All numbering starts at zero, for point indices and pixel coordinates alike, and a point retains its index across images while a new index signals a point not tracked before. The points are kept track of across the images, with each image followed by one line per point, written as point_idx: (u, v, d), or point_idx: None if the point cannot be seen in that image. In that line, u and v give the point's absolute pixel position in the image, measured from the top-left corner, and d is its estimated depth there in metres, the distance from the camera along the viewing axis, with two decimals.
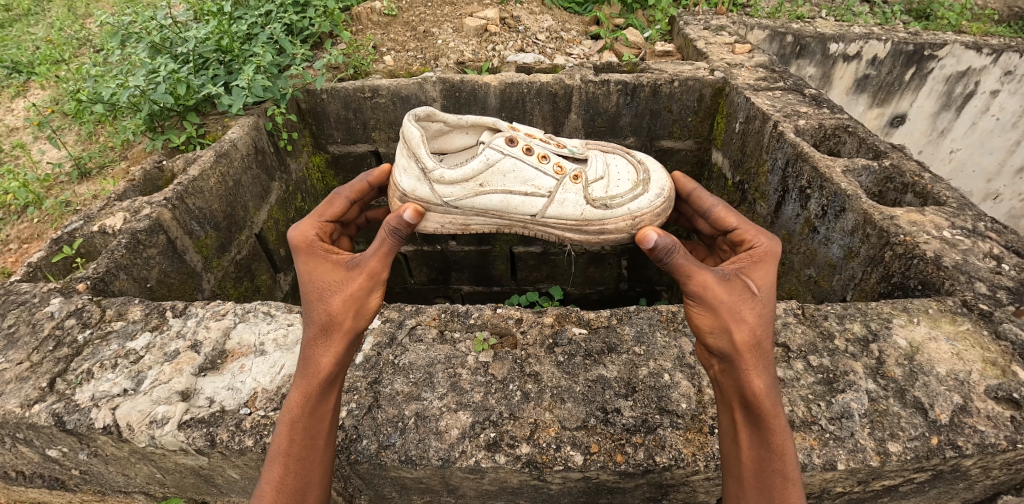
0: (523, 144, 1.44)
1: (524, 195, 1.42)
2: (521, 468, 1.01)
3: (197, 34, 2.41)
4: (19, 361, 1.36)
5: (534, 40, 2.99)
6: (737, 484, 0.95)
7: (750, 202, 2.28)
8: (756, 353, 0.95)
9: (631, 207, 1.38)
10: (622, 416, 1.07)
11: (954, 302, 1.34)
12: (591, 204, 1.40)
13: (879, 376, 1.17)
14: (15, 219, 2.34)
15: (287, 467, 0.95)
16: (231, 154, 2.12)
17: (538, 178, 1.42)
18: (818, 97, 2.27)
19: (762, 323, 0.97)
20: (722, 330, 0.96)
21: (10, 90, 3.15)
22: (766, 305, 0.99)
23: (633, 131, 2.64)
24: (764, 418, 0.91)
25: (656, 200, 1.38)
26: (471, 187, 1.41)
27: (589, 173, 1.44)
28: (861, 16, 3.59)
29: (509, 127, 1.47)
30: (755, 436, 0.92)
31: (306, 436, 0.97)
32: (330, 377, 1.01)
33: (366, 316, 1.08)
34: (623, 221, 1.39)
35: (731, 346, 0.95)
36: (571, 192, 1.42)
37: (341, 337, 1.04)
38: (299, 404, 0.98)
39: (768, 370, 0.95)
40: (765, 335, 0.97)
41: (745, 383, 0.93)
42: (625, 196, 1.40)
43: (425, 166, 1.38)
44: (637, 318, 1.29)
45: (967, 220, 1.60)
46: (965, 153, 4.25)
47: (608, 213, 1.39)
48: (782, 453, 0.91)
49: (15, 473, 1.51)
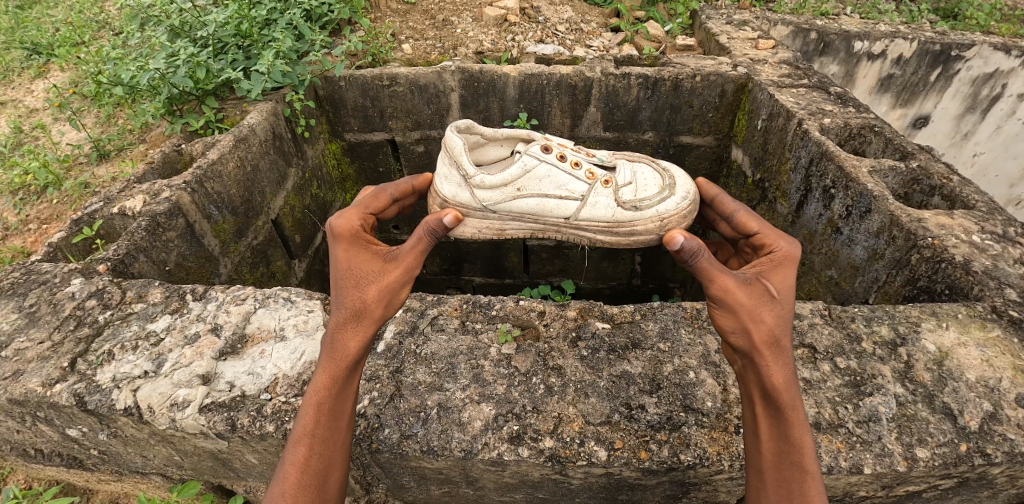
0: (557, 155, 1.44)
1: (559, 199, 1.41)
2: (543, 462, 1.00)
3: (217, 18, 2.40)
4: (41, 340, 1.36)
5: (554, 31, 2.95)
6: (757, 478, 0.92)
7: (771, 201, 2.25)
8: (774, 351, 0.93)
9: (660, 209, 1.37)
10: (646, 413, 1.06)
11: (983, 308, 1.32)
12: (622, 206, 1.39)
13: (907, 380, 1.15)
14: (34, 199, 2.35)
15: (312, 446, 0.93)
16: (250, 139, 2.11)
17: (571, 183, 1.42)
18: (844, 96, 2.22)
19: (783, 322, 0.96)
20: (744, 329, 0.95)
21: (31, 72, 3.17)
22: (786, 306, 0.97)
23: (652, 126, 2.61)
24: (783, 412, 0.90)
25: (683, 202, 1.37)
26: (510, 194, 1.40)
27: (618, 178, 1.44)
28: (886, 14, 3.52)
29: (543, 139, 1.48)
30: (779, 429, 0.91)
31: (331, 415, 0.96)
32: (353, 362, 1.01)
33: (394, 307, 1.09)
34: (653, 222, 1.37)
35: (754, 343, 0.94)
36: (602, 196, 1.41)
37: (368, 323, 1.04)
38: (322, 385, 0.97)
39: (787, 366, 0.93)
40: (783, 335, 0.95)
41: (767, 377, 0.92)
42: (654, 198, 1.39)
43: (467, 173, 1.39)
44: (661, 314, 1.28)
45: (998, 224, 1.56)
46: (988, 157, 4.18)
47: (638, 214, 1.38)
48: (803, 447, 0.89)
49: (34, 450, 1.53)
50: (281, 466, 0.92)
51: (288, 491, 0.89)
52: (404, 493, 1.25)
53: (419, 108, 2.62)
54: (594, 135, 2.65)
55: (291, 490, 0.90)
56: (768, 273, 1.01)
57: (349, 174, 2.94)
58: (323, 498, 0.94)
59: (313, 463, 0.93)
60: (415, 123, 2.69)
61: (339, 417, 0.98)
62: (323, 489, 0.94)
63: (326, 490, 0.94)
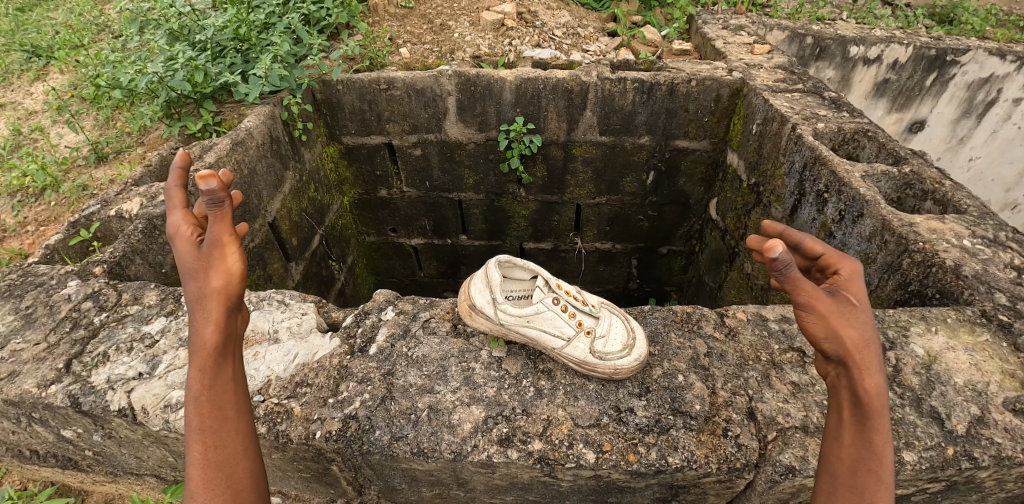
0: (563, 292, 1.25)
1: (548, 336, 1.16)
2: (532, 464, 1.01)
3: (215, 21, 2.40)
4: (36, 342, 1.36)
5: (551, 36, 2.96)
6: (827, 483, 0.89)
7: (765, 205, 2.26)
8: (867, 356, 0.90)
9: (617, 361, 1.11)
10: (634, 415, 1.07)
11: (972, 312, 1.33)
12: (593, 352, 1.13)
13: (895, 384, 1.15)
14: (32, 201, 2.36)
15: (209, 443, 0.89)
16: (247, 142, 2.12)
17: (562, 324, 1.18)
18: (838, 101, 2.24)
19: (873, 331, 0.92)
20: (838, 336, 0.91)
21: (30, 75, 3.19)
22: (873, 319, 0.93)
23: (648, 130, 2.63)
24: (871, 416, 0.88)
25: (634, 357, 1.12)
26: (514, 316, 1.17)
27: (598, 329, 1.18)
28: (882, 19, 3.54)
29: (555, 279, 1.30)
30: (860, 433, 0.88)
31: (219, 409, 0.92)
32: (213, 350, 0.93)
33: (240, 282, 0.97)
34: (611, 370, 1.11)
35: (848, 348, 0.90)
36: (581, 341, 1.15)
37: (216, 310, 0.94)
38: (196, 383, 0.92)
39: (880, 372, 0.91)
40: (872, 344, 0.91)
41: (860, 381, 0.90)
42: (617, 349, 1.13)
43: (472, 302, 1.21)
44: (651, 318, 1.31)
45: (989, 229, 1.57)
46: (984, 161, 4.18)
47: (600, 363, 1.11)
48: (881, 454, 0.86)
49: (30, 451, 1.53)
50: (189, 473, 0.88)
51: (197, 493, 0.86)
52: (396, 495, 1.26)
53: (416, 112, 2.63)
54: (590, 139, 2.67)
55: (200, 491, 0.86)
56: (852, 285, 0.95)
57: (347, 177, 2.97)
58: (243, 483, 0.91)
59: (219, 458, 0.89)
60: (413, 127, 2.71)
61: (224, 405, 0.93)
62: (236, 481, 0.90)
63: (239, 481, 0.91)
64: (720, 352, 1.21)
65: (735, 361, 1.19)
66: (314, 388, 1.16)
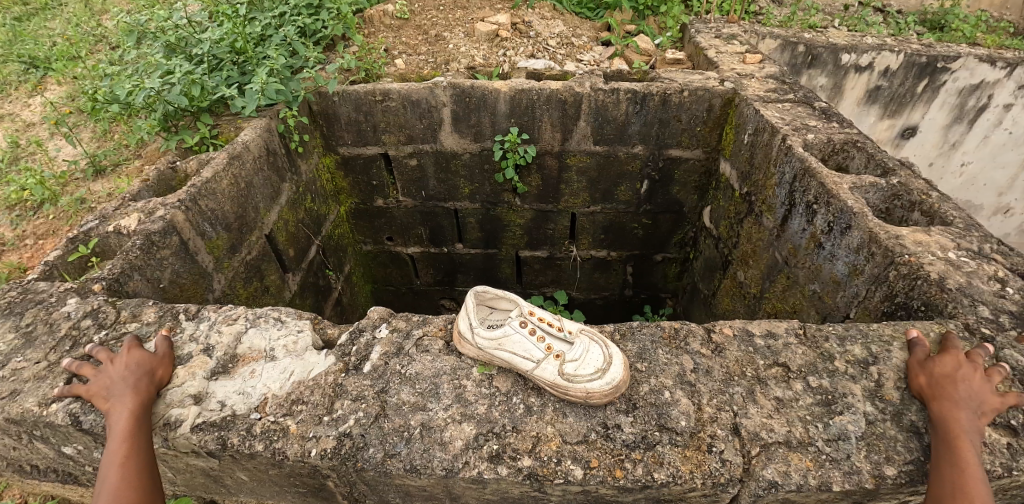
0: (536, 317, 1.26)
1: (515, 358, 1.18)
2: (522, 480, 1.03)
3: (212, 35, 2.43)
4: (37, 360, 1.39)
5: (546, 46, 2.99)
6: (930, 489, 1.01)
7: (757, 215, 2.29)
8: (946, 392, 1.10)
9: (586, 385, 1.11)
10: (622, 432, 1.10)
11: (955, 326, 1.35)
12: (562, 375, 1.13)
13: (877, 398, 1.17)
14: (31, 215, 2.38)
15: (131, 429, 1.12)
16: (243, 156, 2.14)
17: (529, 347, 1.19)
18: (828, 111, 2.27)
19: (964, 381, 1.11)
20: (922, 382, 1.15)
21: (28, 87, 3.21)
22: (967, 374, 1.12)
23: (642, 140, 2.66)
24: (945, 427, 1.05)
25: (606, 386, 1.11)
26: (485, 339, 1.20)
27: (569, 353, 1.17)
28: (874, 26, 3.57)
29: (530, 306, 1.31)
30: (944, 443, 1.04)
31: (146, 406, 1.17)
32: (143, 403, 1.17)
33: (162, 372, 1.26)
34: (579, 393, 1.11)
35: (928, 386, 1.13)
36: (549, 364, 1.16)
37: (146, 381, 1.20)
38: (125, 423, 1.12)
39: (962, 407, 1.07)
40: (963, 390, 1.09)
41: (938, 408, 1.09)
42: (587, 373, 1.13)
43: (458, 328, 1.26)
44: (640, 334, 1.33)
45: (973, 241, 1.60)
46: (976, 166, 4.21)
47: (567, 386, 1.12)
48: (963, 460, 1.00)
49: (30, 466, 1.56)
50: (104, 456, 1.08)
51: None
52: None
53: (412, 123, 2.66)
54: (584, 148, 2.70)
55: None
56: (974, 365, 1.15)
57: (344, 187, 3.00)
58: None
59: (137, 444, 1.11)
60: (408, 138, 2.73)
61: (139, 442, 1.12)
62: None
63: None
64: (706, 368, 1.24)
65: (720, 377, 1.22)
66: (308, 406, 1.18)
